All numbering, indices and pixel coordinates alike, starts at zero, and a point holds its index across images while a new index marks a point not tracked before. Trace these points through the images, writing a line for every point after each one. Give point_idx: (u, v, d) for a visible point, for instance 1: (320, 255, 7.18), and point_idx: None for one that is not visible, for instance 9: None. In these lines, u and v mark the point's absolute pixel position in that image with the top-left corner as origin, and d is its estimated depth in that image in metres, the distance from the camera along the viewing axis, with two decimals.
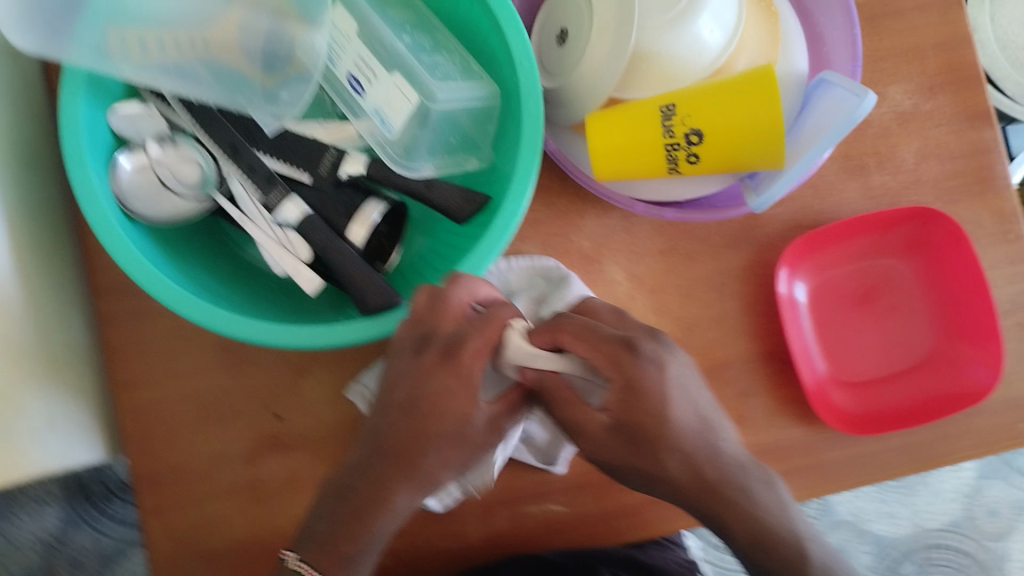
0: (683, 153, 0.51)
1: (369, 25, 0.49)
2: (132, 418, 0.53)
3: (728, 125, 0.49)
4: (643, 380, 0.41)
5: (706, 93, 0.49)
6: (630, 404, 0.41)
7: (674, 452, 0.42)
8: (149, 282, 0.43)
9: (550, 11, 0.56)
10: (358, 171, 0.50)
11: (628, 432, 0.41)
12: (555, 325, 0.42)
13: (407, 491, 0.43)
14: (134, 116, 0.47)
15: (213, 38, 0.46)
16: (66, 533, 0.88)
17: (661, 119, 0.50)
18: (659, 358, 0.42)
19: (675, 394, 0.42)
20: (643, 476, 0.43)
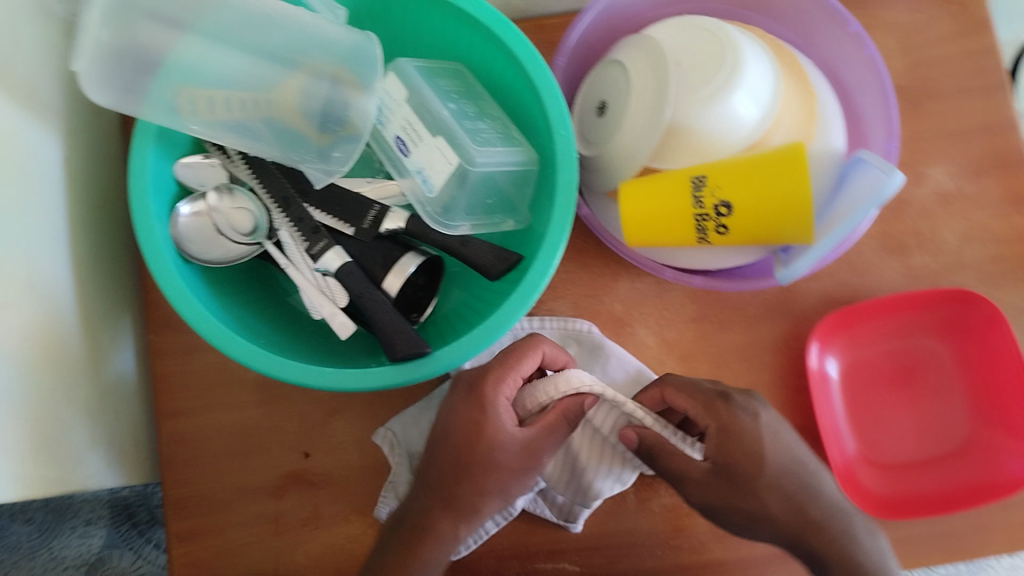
0: (712, 224, 0.52)
1: (417, 91, 0.52)
2: (169, 447, 0.56)
3: (757, 200, 0.50)
4: (736, 422, 0.52)
5: (736, 167, 0.50)
6: (726, 445, 0.51)
7: (770, 488, 0.52)
8: (196, 318, 0.47)
9: (591, 84, 0.58)
10: (397, 225, 0.53)
11: (728, 472, 0.51)
12: (662, 382, 0.53)
13: (448, 521, 0.50)
14: (198, 167, 0.52)
15: (275, 100, 0.49)
16: (107, 552, 0.82)
17: (691, 190, 0.51)
18: (752, 408, 0.53)
19: (768, 438, 0.52)
20: (748, 517, 0.51)
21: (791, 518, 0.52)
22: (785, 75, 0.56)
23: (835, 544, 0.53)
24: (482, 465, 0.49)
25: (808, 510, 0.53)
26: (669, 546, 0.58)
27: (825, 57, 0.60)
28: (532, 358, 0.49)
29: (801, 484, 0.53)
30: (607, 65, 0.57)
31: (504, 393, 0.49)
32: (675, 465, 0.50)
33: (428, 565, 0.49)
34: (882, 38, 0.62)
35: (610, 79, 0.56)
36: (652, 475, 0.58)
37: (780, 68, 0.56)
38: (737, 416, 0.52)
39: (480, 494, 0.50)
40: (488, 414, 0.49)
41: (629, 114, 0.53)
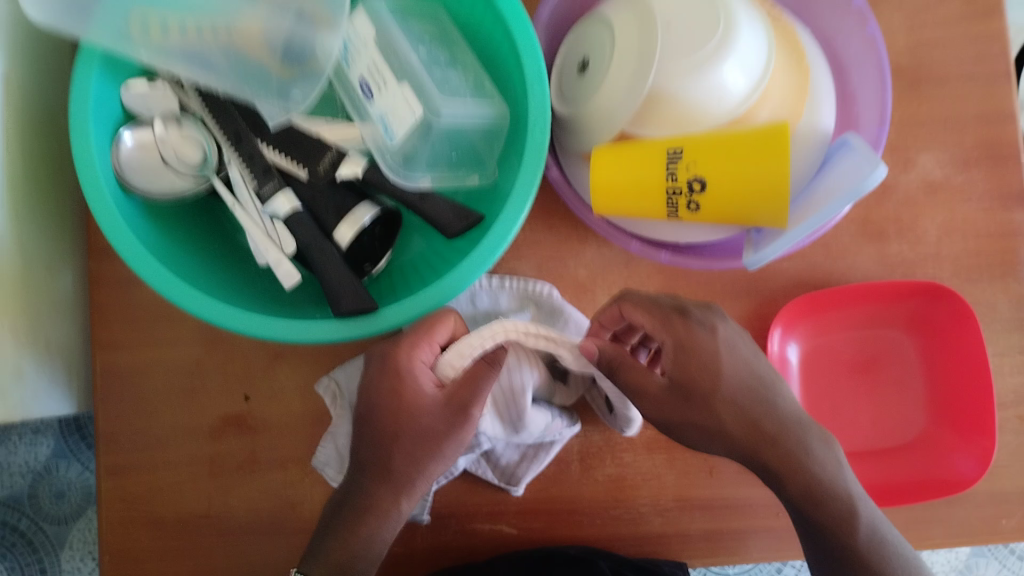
0: (684, 199, 0.49)
1: (385, 30, 0.49)
2: (108, 380, 0.55)
3: (732, 178, 0.47)
4: (693, 339, 0.50)
5: (715, 142, 0.47)
6: (684, 361, 0.49)
7: (727, 404, 0.49)
8: (132, 255, 0.44)
9: (574, 41, 0.55)
10: (354, 172, 0.49)
11: (685, 388, 0.49)
12: (619, 297, 0.51)
13: (389, 495, 0.48)
14: (147, 94, 0.48)
15: (237, 28, 0.46)
16: (53, 463, 0.82)
17: (666, 162, 0.49)
18: (709, 322, 0.51)
19: (726, 352, 0.50)
20: (704, 432, 0.49)
21: (745, 435, 0.49)
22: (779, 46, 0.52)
23: (786, 458, 0.48)
24: (415, 429, 0.48)
25: (762, 424, 0.49)
26: (608, 516, 0.58)
27: (822, 26, 0.57)
28: (443, 325, 0.48)
29: (760, 400, 0.50)
30: (591, 21, 0.53)
31: (421, 358, 0.48)
32: (635, 378, 0.49)
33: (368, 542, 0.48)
34: (889, 11, 0.59)
35: (592, 35, 0.53)
36: (599, 445, 0.58)
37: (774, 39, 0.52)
38: (693, 331, 0.50)
39: (413, 464, 0.48)
40: (403, 380, 0.48)
41: (609, 73, 0.50)
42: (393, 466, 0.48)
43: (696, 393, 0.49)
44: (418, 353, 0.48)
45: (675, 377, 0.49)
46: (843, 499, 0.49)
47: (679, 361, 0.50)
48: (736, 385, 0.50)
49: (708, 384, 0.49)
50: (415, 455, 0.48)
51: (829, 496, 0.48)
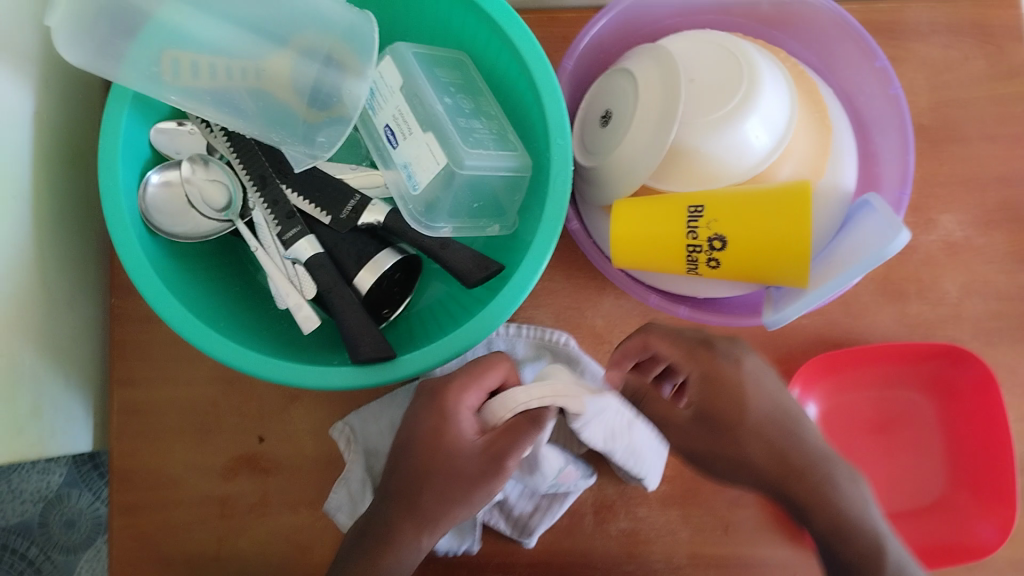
0: (703, 257, 0.49)
1: (413, 79, 0.49)
2: (123, 416, 0.55)
3: (753, 238, 0.47)
4: (719, 370, 0.52)
5: (736, 201, 0.47)
6: (711, 393, 0.52)
7: (755, 435, 0.52)
8: (153, 293, 0.44)
9: (596, 92, 0.56)
10: (376, 220, 0.50)
11: (710, 419, 0.53)
12: (647, 330, 0.53)
13: (413, 530, 0.48)
14: (174, 133, 0.50)
15: (265, 70, 0.46)
16: (66, 492, 0.81)
17: (687, 219, 0.49)
18: (736, 354, 0.53)
19: (752, 384, 0.52)
20: (731, 462, 0.52)
21: (776, 467, 0.51)
22: (802, 102, 0.53)
23: (818, 493, 0.50)
24: (450, 468, 0.48)
25: (791, 457, 0.51)
26: (622, 571, 0.56)
27: (846, 85, 0.57)
28: (494, 370, 0.49)
29: (789, 433, 0.52)
30: (615, 74, 0.54)
31: (467, 403, 0.48)
32: (660, 409, 0.53)
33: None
34: (911, 71, 0.59)
35: (617, 88, 0.53)
36: (613, 498, 0.57)
37: (796, 95, 0.53)
38: (722, 364, 0.52)
39: (444, 503, 0.48)
40: (448, 423, 0.48)
41: (633, 128, 0.50)
42: (427, 504, 0.48)
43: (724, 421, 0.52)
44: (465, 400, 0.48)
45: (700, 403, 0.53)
46: (870, 534, 0.49)
47: (705, 393, 0.53)
48: (777, 416, 0.52)
49: (736, 417, 0.52)
50: (453, 492, 0.48)
51: (853, 528, 0.49)
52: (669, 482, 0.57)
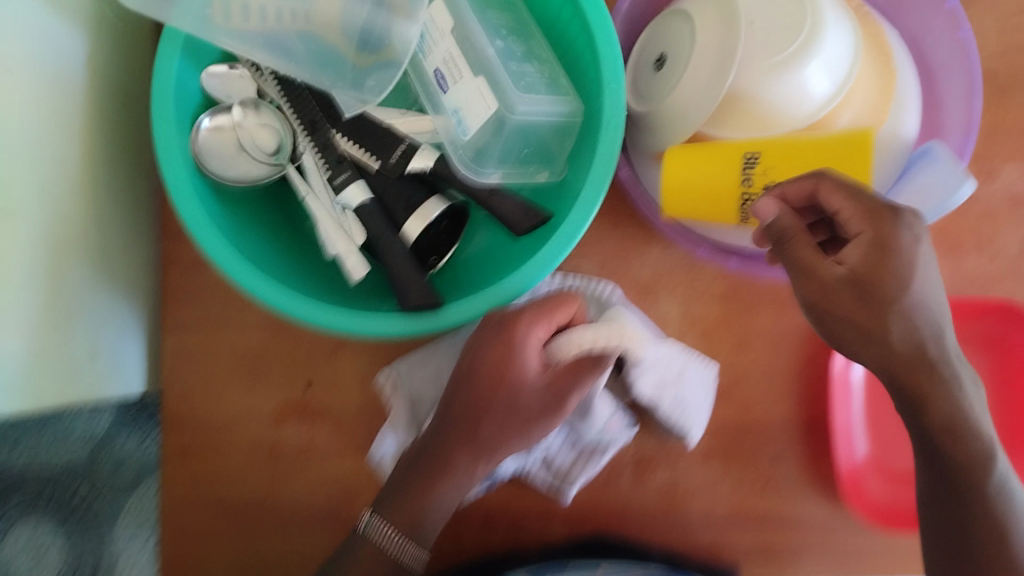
0: (757, 206, 0.48)
1: (464, 22, 0.48)
2: (175, 361, 0.56)
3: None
4: (896, 241, 0.41)
5: (792, 147, 0.46)
6: (876, 259, 0.41)
7: (906, 316, 0.42)
8: (208, 241, 0.45)
9: (651, 34, 0.54)
10: (424, 166, 0.50)
11: (866, 287, 0.41)
12: (818, 175, 0.43)
13: (467, 457, 0.49)
14: (225, 77, 0.49)
15: (315, 13, 0.46)
16: (103, 435, 0.76)
17: (742, 168, 0.48)
18: (920, 232, 0.42)
19: (921, 268, 0.42)
20: (860, 334, 0.42)
21: (911, 358, 0.42)
22: (865, 46, 0.51)
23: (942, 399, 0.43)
24: (512, 400, 0.50)
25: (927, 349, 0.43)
26: (662, 522, 0.57)
27: (915, 28, 0.55)
28: (565, 309, 0.49)
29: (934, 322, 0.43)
30: (672, 14, 0.52)
31: (536, 334, 0.49)
32: (805, 256, 0.42)
33: (443, 499, 0.49)
34: (981, 14, 0.57)
35: (673, 30, 0.52)
36: (655, 450, 0.57)
37: (860, 39, 0.50)
38: (895, 233, 0.41)
39: (503, 433, 0.50)
40: (514, 352, 0.49)
41: (689, 74, 0.49)
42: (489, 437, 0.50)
43: (880, 294, 0.41)
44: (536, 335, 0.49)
45: (855, 267, 0.42)
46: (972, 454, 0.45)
47: (868, 259, 0.42)
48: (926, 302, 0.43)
49: (895, 292, 0.41)
50: (513, 424, 0.50)
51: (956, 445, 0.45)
52: (711, 435, 0.57)
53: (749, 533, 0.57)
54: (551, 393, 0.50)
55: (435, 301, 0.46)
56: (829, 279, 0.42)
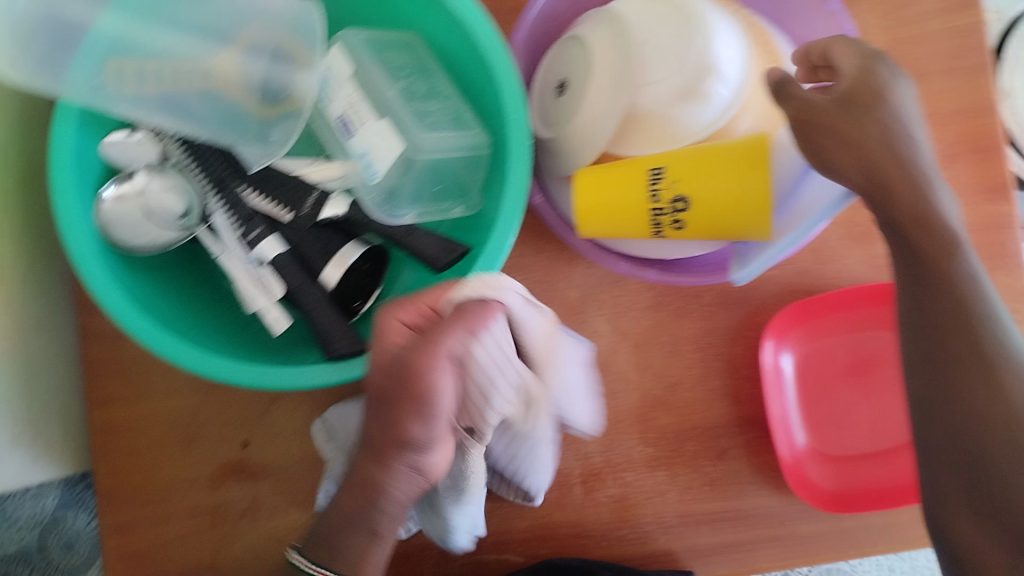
0: (668, 218, 0.49)
1: (363, 66, 0.49)
2: (104, 435, 0.55)
3: (713, 197, 0.47)
4: (882, 76, 0.43)
5: (693, 158, 0.47)
6: (861, 80, 0.43)
7: (883, 136, 0.42)
8: (121, 314, 0.44)
9: (550, 61, 0.55)
10: (337, 213, 0.49)
11: (848, 99, 0.43)
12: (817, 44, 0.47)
13: (372, 465, 0.40)
14: (126, 144, 0.48)
15: (213, 70, 0.46)
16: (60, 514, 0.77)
17: (648, 183, 0.48)
18: (905, 76, 0.44)
19: (905, 114, 0.43)
20: (847, 151, 0.42)
21: (897, 186, 0.42)
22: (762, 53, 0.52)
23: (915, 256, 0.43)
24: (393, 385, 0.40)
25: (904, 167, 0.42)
26: (615, 536, 0.58)
27: (800, 34, 0.57)
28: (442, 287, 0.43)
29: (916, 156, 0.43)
30: (568, 41, 0.53)
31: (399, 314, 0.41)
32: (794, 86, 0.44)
33: (361, 521, 0.40)
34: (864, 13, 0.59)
35: (570, 56, 0.53)
36: (601, 465, 0.57)
37: (756, 47, 0.51)
38: (880, 70, 0.43)
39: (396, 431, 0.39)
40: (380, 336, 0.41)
41: (589, 97, 0.50)
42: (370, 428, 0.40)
43: (867, 105, 0.42)
44: (397, 313, 0.41)
45: (842, 89, 0.43)
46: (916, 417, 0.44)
47: (853, 84, 0.43)
48: (912, 129, 0.43)
49: (876, 104, 0.42)
50: (384, 411, 0.39)
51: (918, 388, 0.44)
52: (654, 444, 0.58)
53: (702, 534, 0.58)
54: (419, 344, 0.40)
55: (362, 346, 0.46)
56: (818, 100, 0.43)
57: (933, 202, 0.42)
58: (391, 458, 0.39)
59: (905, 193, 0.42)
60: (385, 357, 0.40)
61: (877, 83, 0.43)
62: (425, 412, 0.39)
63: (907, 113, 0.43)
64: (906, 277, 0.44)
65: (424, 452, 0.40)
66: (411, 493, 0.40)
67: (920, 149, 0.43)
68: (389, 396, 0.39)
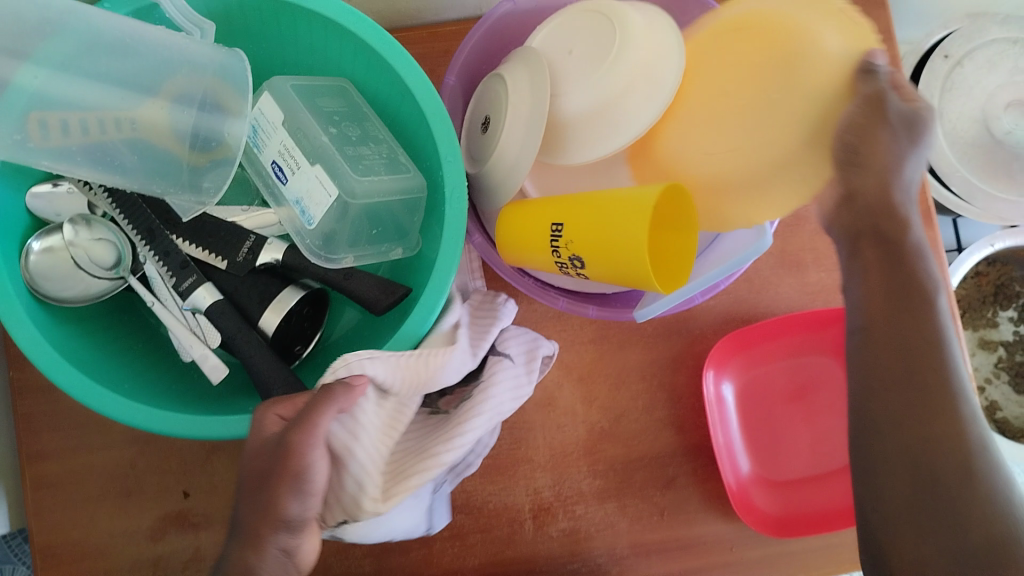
0: (572, 270, 0.49)
1: (294, 112, 0.49)
2: (35, 491, 0.53)
3: (595, 246, 0.45)
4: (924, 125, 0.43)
5: (582, 216, 0.46)
6: (913, 120, 0.43)
7: (901, 186, 0.45)
8: (52, 368, 0.42)
9: (478, 99, 0.55)
10: (274, 258, 0.50)
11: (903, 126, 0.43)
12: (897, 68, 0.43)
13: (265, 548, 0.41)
14: (51, 196, 0.48)
15: (141, 118, 0.45)
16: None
17: (550, 237, 0.48)
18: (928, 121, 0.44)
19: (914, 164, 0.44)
20: (879, 191, 0.44)
21: (886, 222, 0.45)
22: (842, 42, 0.41)
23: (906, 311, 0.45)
24: (266, 471, 0.41)
25: (879, 224, 0.45)
26: (567, 570, 0.57)
27: None
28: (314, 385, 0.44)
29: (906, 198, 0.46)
30: (492, 78, 0.53)
31: (274, 410, 0.42)
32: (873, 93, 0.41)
33: None
34: None
35: (493, 93, 0.53)
36: (551, 500, 0.57)
37: (827, 36, 0.41)
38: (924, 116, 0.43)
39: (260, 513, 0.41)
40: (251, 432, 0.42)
41: (507, 129, 0.50)
42: (243, 518, 0.42)
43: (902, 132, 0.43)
44: (275, 406, 0.42)
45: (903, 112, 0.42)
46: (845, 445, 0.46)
47: (906, 119, 0.43)
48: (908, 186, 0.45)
49: (907, 156, 0.44)
50: (261, 492, 0.41)
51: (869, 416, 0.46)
52: (602, 477, 0.58)
53: (656, 566, 0.58)
54: (279, 443, 0.40)
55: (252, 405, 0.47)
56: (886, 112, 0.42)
57: (906, 231, 0.46)
58: (265, 540, 0.41)
59: (877, 211, 0.45)
60: (262, 445, 0.41)
61: (919, 124, 0.43)
62: (301, 487, 0.40)
63: (924, 144, 0.44)
64: (883, 304, 0.45)
65: (295, 533, 0.41)
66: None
67: (902, 189, 0.45)
68: (266, 476, 0.40)
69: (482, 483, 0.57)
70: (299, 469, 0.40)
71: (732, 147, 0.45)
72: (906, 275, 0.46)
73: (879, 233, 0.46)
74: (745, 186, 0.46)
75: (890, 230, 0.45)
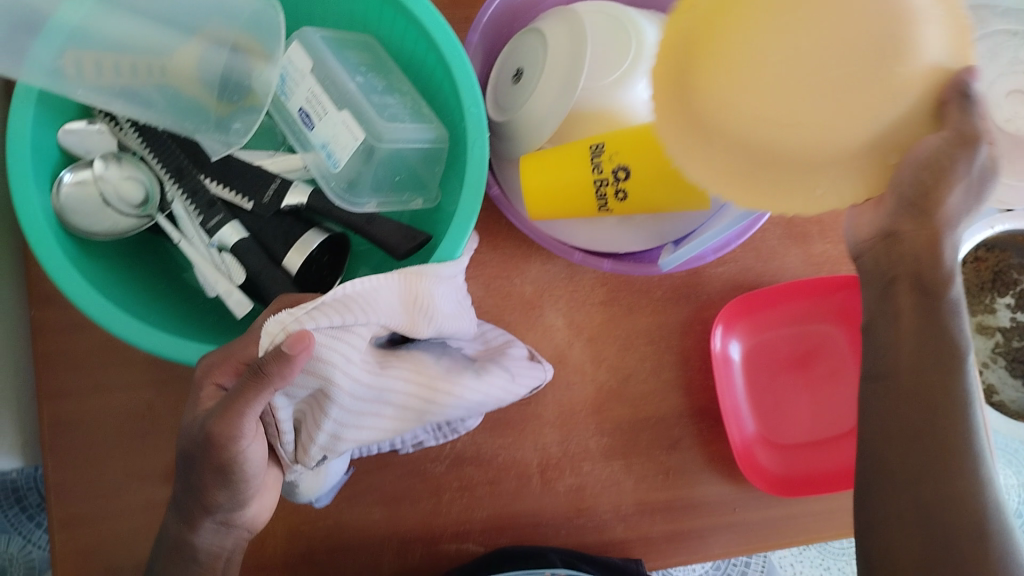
0: (611, 189, 0.51)
1: (322, 61, 0.50)
2: (50, 429, 0.53)
3: (652, 165, 0.49)
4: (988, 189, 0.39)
5: (633, 132, 0.49)
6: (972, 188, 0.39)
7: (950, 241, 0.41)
8: (81, 297, 0.43)
9: (508, 54, 0.58)
10: (299, 201, 0.51)
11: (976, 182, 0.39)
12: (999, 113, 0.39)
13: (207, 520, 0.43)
14: (84, 133, 0.49)
15: (170, 65, 0.47)
16: None
17: (590, 157, 0.50)
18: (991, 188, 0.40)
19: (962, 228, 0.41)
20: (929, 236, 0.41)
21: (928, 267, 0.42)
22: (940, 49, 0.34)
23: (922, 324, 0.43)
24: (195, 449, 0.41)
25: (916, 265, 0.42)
26: (572, 525, 0.59)
27: None
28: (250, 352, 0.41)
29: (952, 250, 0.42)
30: (527, 33, 0.56)
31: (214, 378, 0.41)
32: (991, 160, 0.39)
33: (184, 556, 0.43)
34: None
35: (527, 47, 0.55)
36: (560, 455, 0.59)
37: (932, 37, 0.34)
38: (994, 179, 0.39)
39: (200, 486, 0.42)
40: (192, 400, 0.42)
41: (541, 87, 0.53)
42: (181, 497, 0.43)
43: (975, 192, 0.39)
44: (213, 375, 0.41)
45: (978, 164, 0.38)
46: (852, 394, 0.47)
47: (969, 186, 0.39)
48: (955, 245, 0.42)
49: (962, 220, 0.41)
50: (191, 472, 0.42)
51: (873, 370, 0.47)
52: (610, 435, 0.59)
53: (659, 523, 0.59)
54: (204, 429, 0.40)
55: (253, 309, 0.50)
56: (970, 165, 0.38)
57: (950, 283, 0.41)
58: (200, 519, 0.43)
59: (919, 256, 0.42)
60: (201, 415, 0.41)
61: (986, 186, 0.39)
62: (229, 473, 0.41)
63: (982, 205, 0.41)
64: (914, 313, 0.43)
65: (234, 509, 0.44)
66: (216, 545, 0.44)
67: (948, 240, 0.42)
68: (192, 462, 0.41)
69: (492, 437, 0.58)
70: (228, 460, 0.40)
71: (766, 122, 0.36)
72: (941, 319, 0.42)
73: (919, 278, 0.42)
74: (746, 163, 0.37)
75: (927, 278, 0.41)
